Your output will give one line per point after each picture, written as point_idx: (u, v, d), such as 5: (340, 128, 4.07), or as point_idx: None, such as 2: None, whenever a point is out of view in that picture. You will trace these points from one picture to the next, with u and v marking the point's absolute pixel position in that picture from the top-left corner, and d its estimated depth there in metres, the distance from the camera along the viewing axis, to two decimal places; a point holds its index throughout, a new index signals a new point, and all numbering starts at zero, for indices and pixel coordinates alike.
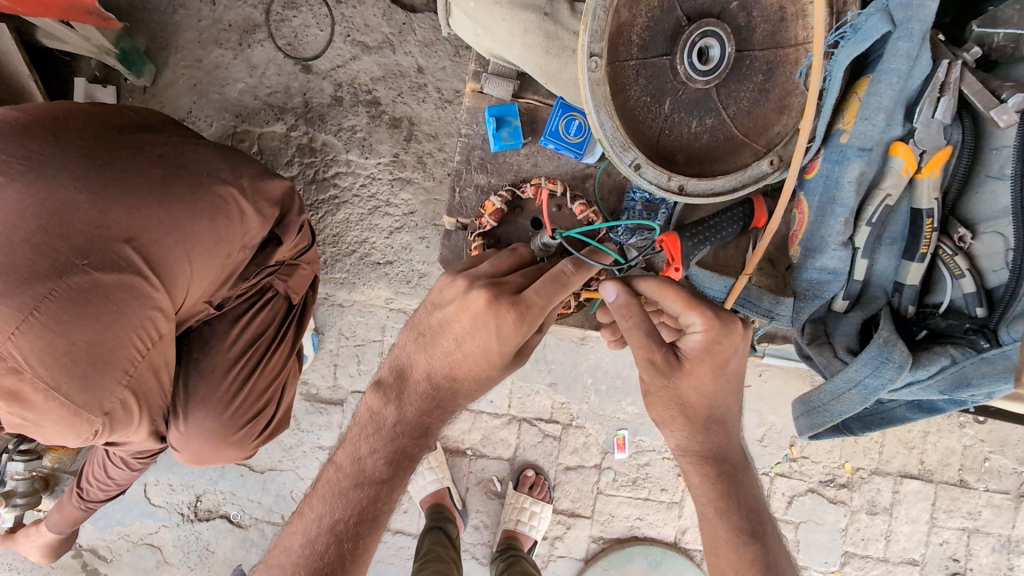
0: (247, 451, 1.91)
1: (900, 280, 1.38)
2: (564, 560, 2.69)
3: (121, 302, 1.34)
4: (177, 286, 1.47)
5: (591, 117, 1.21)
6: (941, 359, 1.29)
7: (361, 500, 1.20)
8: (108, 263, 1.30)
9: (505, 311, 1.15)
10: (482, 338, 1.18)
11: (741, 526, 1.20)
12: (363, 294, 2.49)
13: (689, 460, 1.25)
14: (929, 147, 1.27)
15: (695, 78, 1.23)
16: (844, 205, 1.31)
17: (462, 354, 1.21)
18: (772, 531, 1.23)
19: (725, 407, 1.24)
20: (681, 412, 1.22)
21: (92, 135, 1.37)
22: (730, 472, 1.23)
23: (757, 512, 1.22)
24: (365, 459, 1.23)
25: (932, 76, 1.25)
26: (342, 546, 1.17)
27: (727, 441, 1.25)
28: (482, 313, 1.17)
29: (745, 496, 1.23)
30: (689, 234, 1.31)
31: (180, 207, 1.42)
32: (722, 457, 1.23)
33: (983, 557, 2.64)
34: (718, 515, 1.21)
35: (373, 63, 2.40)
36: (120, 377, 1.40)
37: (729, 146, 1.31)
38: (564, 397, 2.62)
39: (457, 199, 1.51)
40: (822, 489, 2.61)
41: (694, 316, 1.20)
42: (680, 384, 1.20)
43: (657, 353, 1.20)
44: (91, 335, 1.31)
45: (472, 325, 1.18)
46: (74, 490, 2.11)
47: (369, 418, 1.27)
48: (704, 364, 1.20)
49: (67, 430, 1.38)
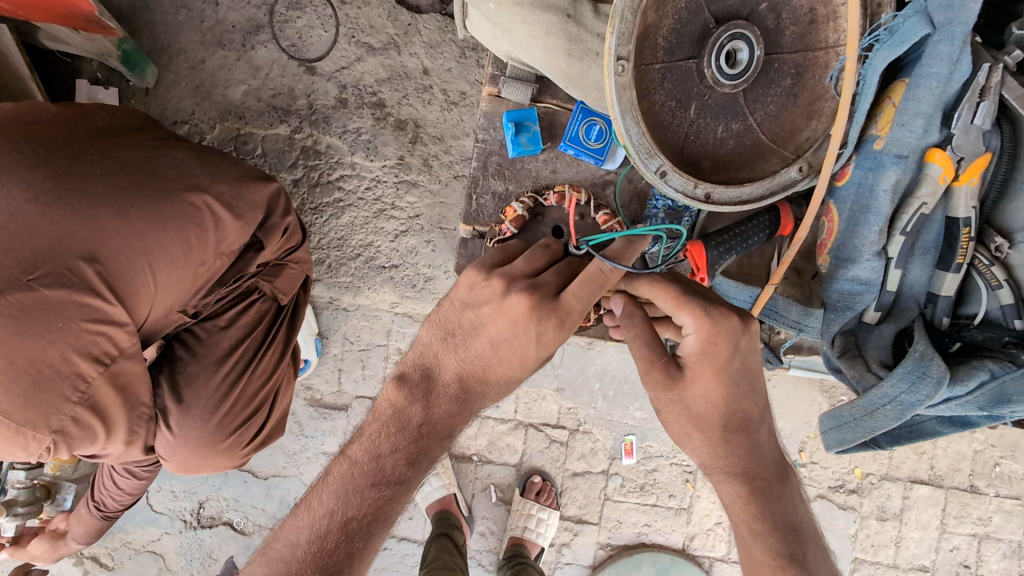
0: (238, 459, 1.87)
1: (933, 291, 1.35)
2: (572, 566, 2.65)
3: (69, 317, 1.30)
4: (139, 299, 1.43)
5: (618, 122, 1.16)
6: (979, 374, 1.25)
7: (375, 503, 1.12)
8: (57, 278, 1.27)
9: (547, 318, 1.11)
10: (519, 343, 1.13)
11: (778, 549, 1.13)
12: (368, 298, 2.45)
13: (721, 479, 1.18)
14: (967, 153, 1.23)
15: (722, 82, 1.20)
16: (879, 212, 1.27)
17: (497, 358, 1.16)
18: (813, 550, 1.15)
19: (744, 414, 1.15)
20: (696, 426, 1.16)
21: (68, 144, 1.34)
22: (764, 489, 1.16)
23: (795, 530, 1.15)
24: (384, 457, 1.14)
25: (972, 80, 1.20)
26: (353, 546, 1.10)
27: (756, 451, 1.17)
28: (523, 318, 1.12)
29: (782, 512, 1.15)
30: (715, 243, 1.29)
31: (143, 217, 1.38)
32: (752, 474, 1.16)
33: (993, 562, 2.60)
34: (752, 537, 1.15)
35: (378, 64, 2.36)
36: (68, 394, 1.35)
37: (756, 152, 1.26)
38: (571, 402, 2.57)
39: (473, 206, 1.46)
40: (832, 495, 2.57)
41: (685, 316, 1.13)
42: (686, 394, 1.14)
43: (656, 361, 1.14)
44: (34, 351, 1.27)
45: (511, 330, 1.13)
46: (90, 501, 2.07)
47: (392, 415, 1.18)
48: (707, 369, 1.12)
49: (15, 447, 1.34)
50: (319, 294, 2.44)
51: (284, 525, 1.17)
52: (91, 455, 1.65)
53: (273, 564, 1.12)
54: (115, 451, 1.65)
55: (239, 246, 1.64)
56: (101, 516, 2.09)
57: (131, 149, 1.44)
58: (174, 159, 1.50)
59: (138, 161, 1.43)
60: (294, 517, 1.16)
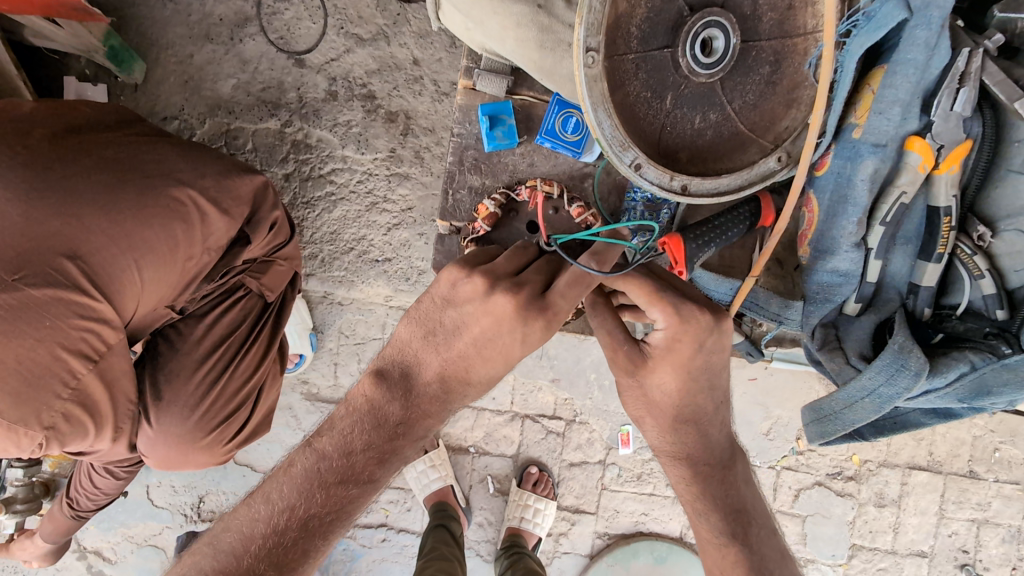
0: (219, 456, 1.87)
1: (915, 281, 1.33)
2: (569, 556, 2.66)
3: (55, 316, 1.30)
4: (126, 296, 1.42)
5: (589, 115, 1.14)
6: (959, 365, 1.25)
7: (334, 501, 1.07)
8: (42, 277, 1.26)
9: (534, 320, 1.06)
10: (502, 344, 1.07)
11: (721, 528, 1.14)
12: (362, 292, 2.43)
13: (667, 460, 1.20)
14: (948, 141, 1.20)
15: (697, 72, 1.18)
16: (857, 203, 1.25)
17: (480, 357, 1.09)
18: (758, 529, 1.16)
19: (697, 406, 1.15)
20: (650, 411, 1.17)
21: (42, 141, 1.33)
22: (708, 473, 1.17)
23: (738, 512, 1.15)
24: (355, 455, 1.08)
25: (951, 65, 1.17)
26: (311, 543, 1.05)
27: (704, 439, 1.17)
28: (508, 319, 1.06)
29: (727, 494, 1.16)
30: (693, 236, 1.28)
31: (127, 214, 1.37)
32: (699, 458, 1.17)
33: (993, 548, 2.58)
34: (698, 516, 1.17)
35: (368, 55, 2.33)
36: (59, 390, 1.36)
37: (734, 142, 1.24)
38: (567, 393, 2.57)
39: (450, 201, 1.45)
40: (830, 482, 2.56)
41: (656, 311, 1.08)
42: (644, 382, 1.13)
43: (619, 350, 1.14)
44: (21, 349, 1.27)
45: (494, 329, 1.07)
46: (64, 500, 2.09)
47: (368, 411, 1.10)
48: (668, 362, 1.10)
49: (8, 446, 1.35)
50: (313, 289, 2.43)
51: (237, 512, 1.10)
52: (83, 452, 1.67)
53: (222, 558, 1.06)
54: (103, 448, 1.66)
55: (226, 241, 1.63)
56: (73, 515, 2.10)
57: (111, 147, 1.43)
58: (155, 155, 1.48)
59: (117, 157, 1.42)
60: (246, 505, 1.10)
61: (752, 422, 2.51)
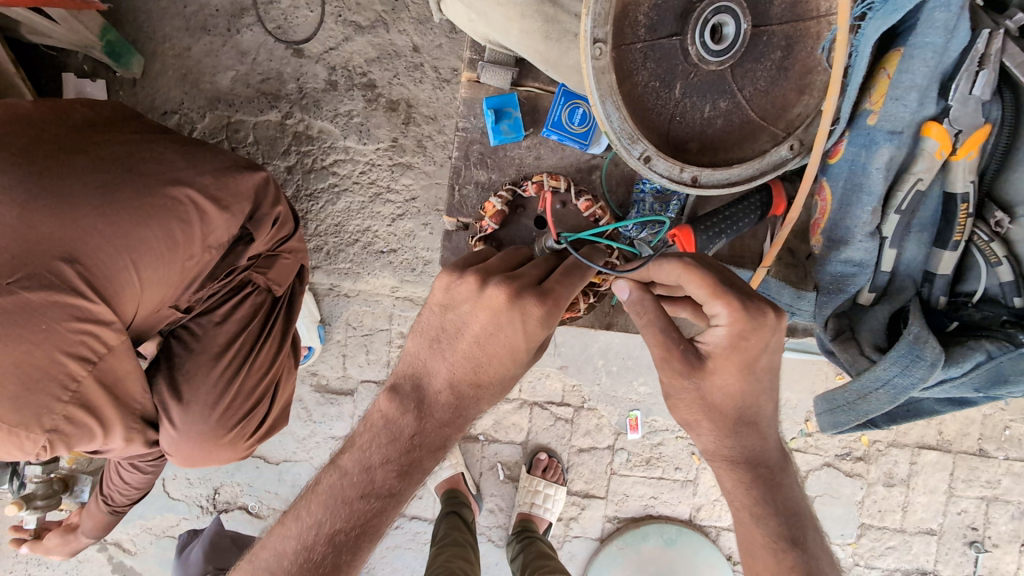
0: (242, 451, 1.88)
1: (930, 269, 1.33)
2: (580, 540, 2.68)
3: (52, 319, 1.29)
4: (125, 298, 1.42)
5: (597, 107, 1.11)
6: (976, 355, 1.26)
7: (365, 512, 1.04)
8: (38, 280, 1.26)
9: (530, 303, 1.03)
10: (507, 336, 1.04)
11: (780, 531, 1.11)
12: (368, 284, 2.43)
13: (722, 464, 1.16)
14: (966, 126, 1.19)
15: (708, 59, 1.15)
16: (872, 191, 1.24)
17: (487, 355, 1.06)
18: (813, 530, 1.14)
19: (755, 406, 1.13)
20: (707, 416, 1.13)
21: (44, 144, 1.32)
22: (766, 475, 1.14)
23: (794, 514, 1.13)
24: (375, 468, 1.05)
25: (971, 48, 1.15)
26: (340, 561, 1.02)
27: (761, 441, 1.15)
28: (504, 309, 1.04)
29: (785, 495, 1.14)
30: (703, 227, 1.26)
31: (123, 214, 1.36)
32: (758, 460, 1.14)
33: (1003, 525, 2.58)
34: (753, 521, 1.12)
35: (367, 43, 2.30)
36: (59, 394, 1.35)
37: (745, 130, 1.21)
38: (575, 379, 2.57)
39: (457, 197, 1.43)
40: (839, 463, 2.57)
41: (719, 306, 1.05)
42: (704, 384, 1.11)
43: (674, 352, 1.10)
44: (18, 354, 1.27)
45: (494, 323, 1.05)
46: (99, 496, 2.11)
47: (384, 426, 1.08)
48: (731, 362, 1.08)
49: (12, 449, 1.35)
50: (319, 281, 2.43)
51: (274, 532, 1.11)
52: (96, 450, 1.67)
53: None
54: (117, 446, 1.67)
55: (228, 239, 1.62)
56: (111, 510, 2.13)
57: (111, 146, 1.41)
58: (157, 152, 1.47)
59: (118, 157, 1.40)
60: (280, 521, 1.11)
61: None
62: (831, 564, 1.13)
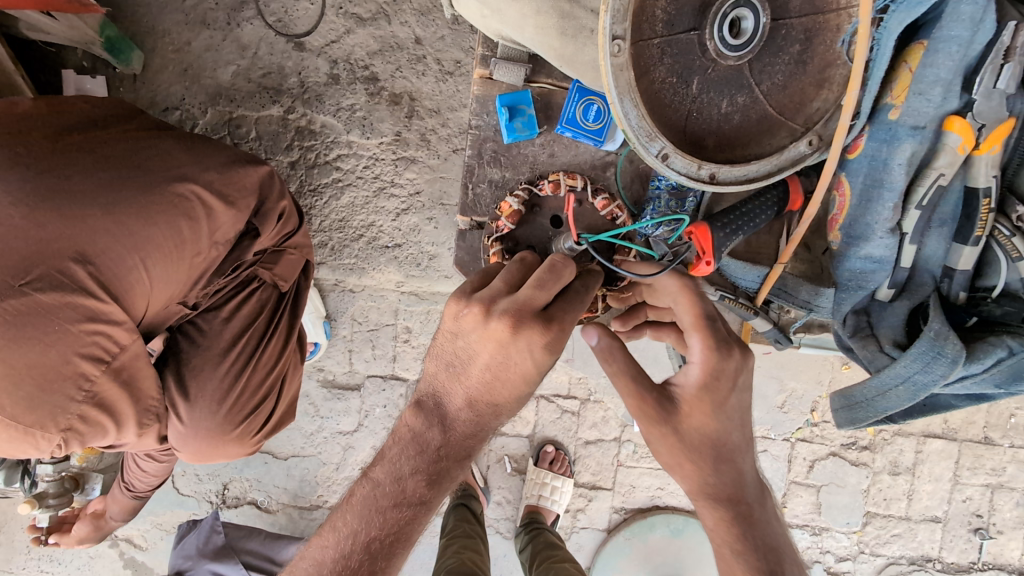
0: (249, 446, 1.89)
1: (950, 265, 1.35)
2: (587, 531, 2.67)
3: (63, 320, 1.26)
4: (135, 296, 1.40)
5: (615, 106, 1.09)
6: (997, 351, 1.27)
7: (398, 519, 1.07)
8: (50, 281, 1.23)
9: (536, 332, 0.98)
10: (517, 366, 1.01)
11: (758, 568, 1.04)
12: (373, 279, 2.41)
13: (703, 502, 1.10)
14: (989, 120, 1.22)
15: (726, 54, 1.13)
16: (892, 188, 1.27)
17: (499, 381, 1.03)
18: (795, 569, 1.06)
19: (730, 444, 1.10)
20: (686, 456, 1.09)
21: (46, 142, 1.29)
22: (745, 511, 1.08)
23: (774, 550, 1.07)
24: (405, 479, 1.07)
25: (997, 40, 1.16)
26: (375, 567, 1.06)
27: (739, 477, 1.10)
28: (510, 341, 0.99)
29: (761, 534, 1.08)
30: (720, 224, 1.25)
31: (131, 213, 1.33)
32: (738, 497, 1.09)
33: (1007, 512, 2.59)
34: (734, 558, 1.06)
35: (369, 36, 2.27)
36: (73, 394, 1.34)
37: (763, 126, 1.20)
38: (581, 371, 2.57)
39: (470, 196, 1.42)
40: (844, 452, 2.57)
41: (695, 338, 1.12)
42: (680, 426, 1.10)
43: (648, 399, 1.12)
44: (31, 357, 1.23)
45: (502, 354, 1.00)
46: (121, 483, 2.12)
47: (411, 439, 1.09)
48: (703, 404, 1.09)
49: (24, 447, 1.34)
50: (324, 277, 2.40)
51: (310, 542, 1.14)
52: (109, 446, 1.67)
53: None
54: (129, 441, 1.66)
55: (234, 235, 1.59)
56: (134, 496, 2.14)
57: (115, 143, 1.38)
58: (160, 149, 1.43)
59: (121, 155, 1.37)
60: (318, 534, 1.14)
61: (767, 395, 2.50)
62: None
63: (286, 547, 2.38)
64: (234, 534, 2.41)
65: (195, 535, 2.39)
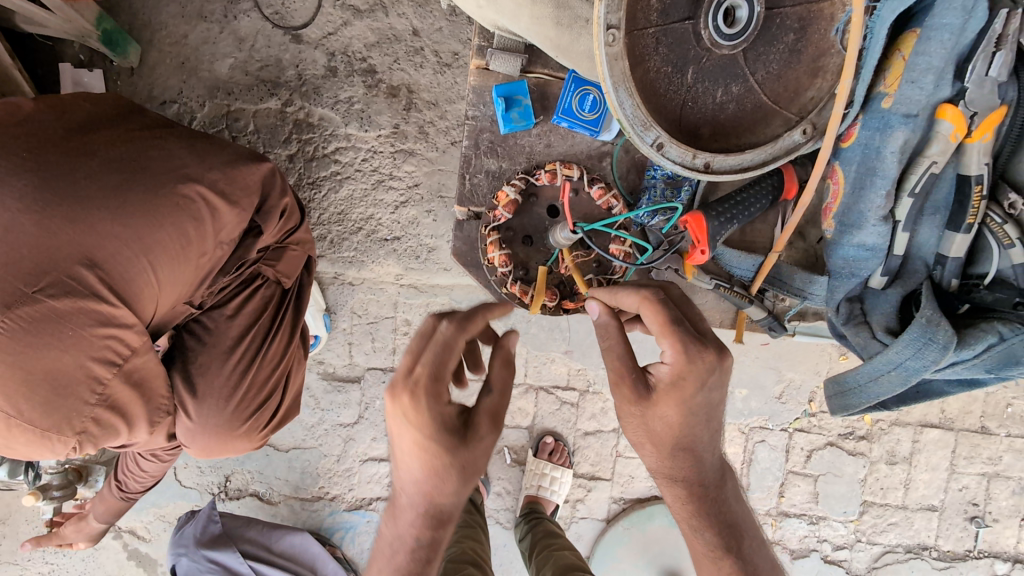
0: (257, 441, 1.90)
1: (942, 252, 1.37)
2: (586, 521, 2.69)
3: (77, 325, 1.23)
4: (144, 299, 1.37)
5: (609, 95, 1.09)
6: (988, 337, 1.29)
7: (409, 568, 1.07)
8: (62, 287, 1.21)
9: (401, 396, 1.01)
10: (409, 434, 1.03)
11: (716, 542, 1.17)
12: (372, 271, 2.42)
13: (663, 480, 1.20)
14: (981, 109, 1.23)
15: (720, 43, 1.14)
16: (885, 175, 1.29)
17: (410, 455, 1.05)
18: (750, 542, 1.19)
19: (694, 436, 1.15)
20: (649, 440, 1.15)
21: (45, 137, 1.27)
22: (702, 493, 1.18)
23: (730, 526, 1.18)
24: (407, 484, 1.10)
25: (989, 28, 1.18)
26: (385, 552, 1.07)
27: (700, 465, 1.17)
28: (396, 413, 1.04)
29: (718, 511, 1.18)
30: (715, 213, 1.26)
31: (137, 216, 1.30)
32: (697, 481, 1.17)
33: (1003, 500, 2.62)
34: (693, 532, 1.19)
35: (366, 28, 2.27)
36: (87, 396, 1.31)
37: (757, 115, 1.21)
38: (581, 363, 2.58)
39: (468, 185, 1.43)
40: (842, 442, 2.59)
41: (666, 344, 1.09)
42: (649, 412, 1.12)
43: (624, 380, 1.12)
44: (48, 360, 1.21)
45: (398, 429, 1.04)
46: (112, 480, 2.11)
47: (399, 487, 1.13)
48: (671, 398, 1.10)
49: (41, 450, 1.32)
50: (324, 270, 2.41)
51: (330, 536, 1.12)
52: (120, 445, 1.64)
53: None
54: (140, 440, 1.65)
55: (238, 234, 1.58)
56: (123, 495, 2.13)
57: (116, 136, 1.37)
58: (159, 144, 1.42)
59: (123, 149, 1.35)
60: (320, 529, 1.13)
61: (765, 386, 2.52)
62: (771, 568, 1.19)
63: (286, 537, 2.44)
64: (232, 523, 2.43)
65: (195, 526, 2.39)
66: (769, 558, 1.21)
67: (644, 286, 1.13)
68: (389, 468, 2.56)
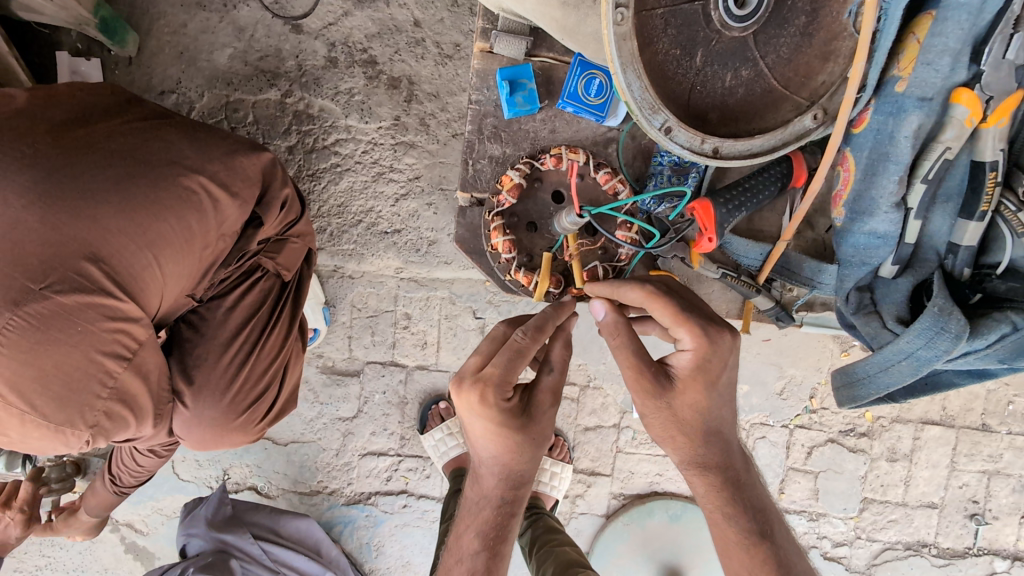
0: (252, 434, 1.88)
1: (955, 241, 1.35)
2: (586, 517, 2.67)
3: (84, 321, 1.19)
4: (150, 292, 1.33)
5: (618, 78, 1.07)
6: (1000, 327, 1.27)
7: (497, 520, 1.17)
8: (70, 283, 1.16)
9: (469, 393, 1.11)
10: (481, 426, 1.13)
11: (749, 528, 1.14)
12: (372, 264, 2.39)
13: (692, 471, 1.17)
14: (997, 92, 1.22)
15: (731, 26, 1.11)
16: (898, 160, 1.28)
17: (483, 441, 1.15)
18: (780, 525, 1.17)
19: (720, 419, 1.15)
20: (679, 431, 1.14)
21: (41, 123, 1.23)
22: (734, 477, 1.16)
23: (762, 511, 1.16)
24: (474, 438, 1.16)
25: (1007, 9, 1.16)
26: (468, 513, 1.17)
27: (728, 447, 1.17)
28: (468, 410, 1.13)
29: (750, 496, 1.17)
30: (723, 200, 1.24)
31: (142, 208, 1.26)
32: (727, 464, 1.16)
33: (1003, 497, 2.60)
34: (726, 520, 1.14)
35: (367, 18, 2.25)
36: (99, 390, 1.27)
37: (767, 100, 1.18)
38: (581, 359, 2.56)
39: (471, 171, 1.41)
40: (842, 438, 2.57)
41: (683, 331, 1.10)
42: (674, 402, 1.12)
43: (646, 372, 1.12)
44: (58, 356, 1.17)
45: (471, 422, 1.14)
46: (106, 476, 2.09)
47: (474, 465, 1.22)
48: (696, 383, 1.11)
49: (55, 445, 1.28)
50: (323, 263, 2.39)
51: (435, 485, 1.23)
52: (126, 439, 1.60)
53: None
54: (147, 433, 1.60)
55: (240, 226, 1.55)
56: (117, 491, 2.10)
57: (114, 123, 1.33)
58: (156, 132, 1.38)
59: (128, 135, 1.32)
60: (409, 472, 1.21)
61: (766, 381, 2.50)
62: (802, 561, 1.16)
63: (292, 521, 2.44)
64: (241, 506, 2.45)
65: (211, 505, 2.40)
66: (798, 552, 1.19)
67: (647, 282, 1.14)
68: (388, 462, 2.53)
